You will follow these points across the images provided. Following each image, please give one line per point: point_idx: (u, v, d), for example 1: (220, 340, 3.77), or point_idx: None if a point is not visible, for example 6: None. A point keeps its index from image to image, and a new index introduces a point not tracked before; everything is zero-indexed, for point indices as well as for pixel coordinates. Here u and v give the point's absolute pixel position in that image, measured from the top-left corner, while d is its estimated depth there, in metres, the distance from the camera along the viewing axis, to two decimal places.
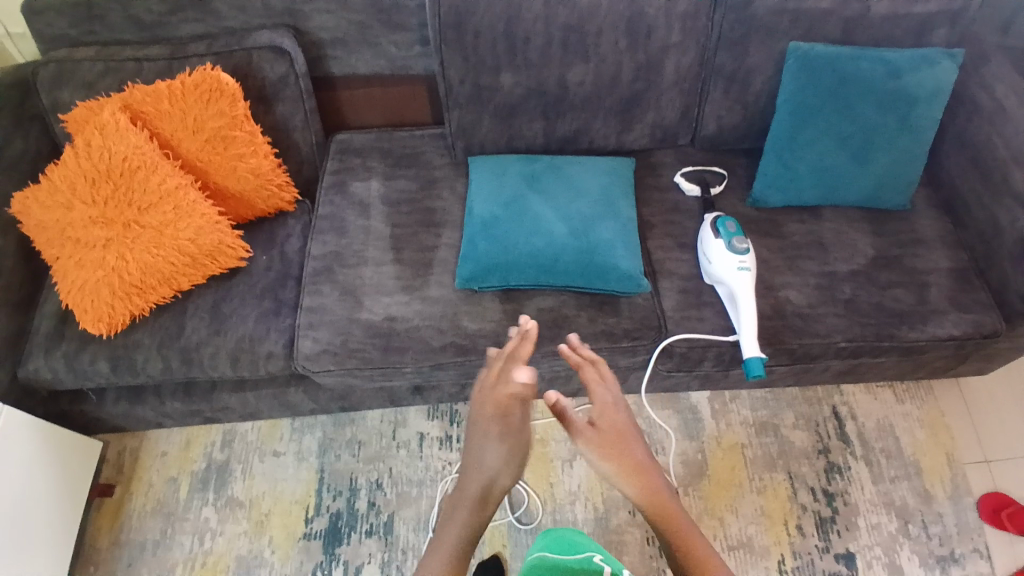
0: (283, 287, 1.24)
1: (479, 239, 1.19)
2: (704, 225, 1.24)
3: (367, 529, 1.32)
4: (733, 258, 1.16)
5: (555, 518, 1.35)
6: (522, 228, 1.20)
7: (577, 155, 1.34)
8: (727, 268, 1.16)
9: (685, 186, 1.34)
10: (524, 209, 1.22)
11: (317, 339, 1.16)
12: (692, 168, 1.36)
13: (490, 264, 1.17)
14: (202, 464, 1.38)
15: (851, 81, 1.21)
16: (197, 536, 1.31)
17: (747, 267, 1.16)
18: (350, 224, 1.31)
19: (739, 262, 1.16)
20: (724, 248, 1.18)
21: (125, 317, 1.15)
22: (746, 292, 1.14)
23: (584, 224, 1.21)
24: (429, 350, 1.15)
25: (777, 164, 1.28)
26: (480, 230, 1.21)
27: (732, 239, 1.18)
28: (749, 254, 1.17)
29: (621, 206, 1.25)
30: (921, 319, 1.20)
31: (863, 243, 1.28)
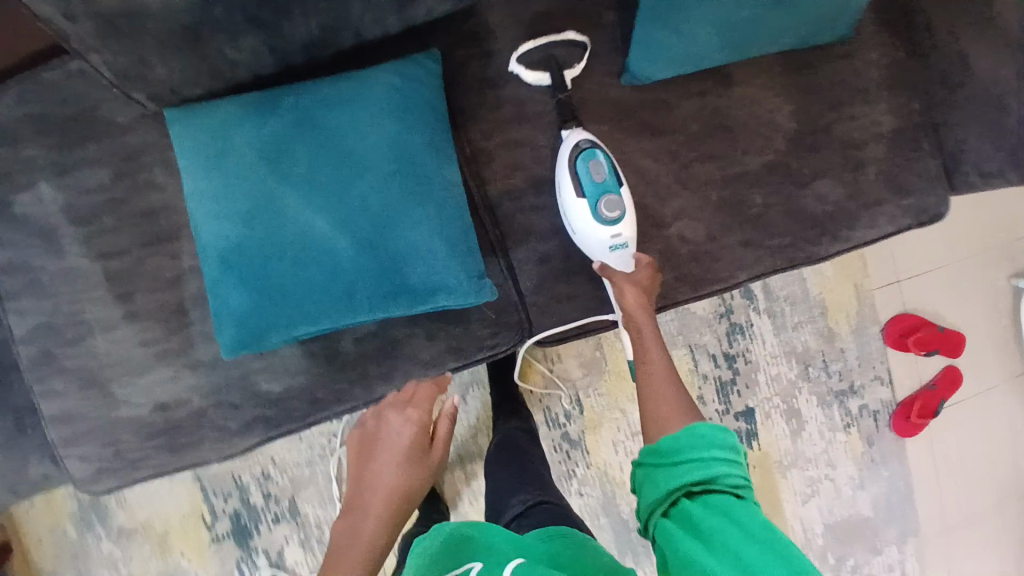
0: (6, 390, 0.92)
1: (231, 290, 0.79)
2: (564, 162, 0.84)
3: (273, 517, 1.28)
4: (604, 232, 0.82)
5: (460, 453, 1.25)
6: (289, 256, 0.79)
7: (335, 77, 0.81)
8: (595, 245, 0.83)
9: (530, 79, 0.88)
10: (283, 222, 0.78)
11: (82, 457, 0.89)
12: (534, 45, 0.87)
13: (261, 325, 0.80)
14: (73, 507, 1.27)
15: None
16: (111, 568, 1.27)
17: (622, 242, 0.82)
18: (44, 273, 0.88)
19: (612, 238, 0.82)
20: (591, 216, 0.81)
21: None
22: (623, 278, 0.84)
23: (382, 225, 0.79)
24: (233, 435, 0.89)
25: (663, 26, 0.82)
26: (227, 274, 0.79)
27: (600, 201, 0.81)
28: (625, 221, 0.82)
29: (429, 170, 0.81)
30: (847, 220, 0.93)
31: (780, 114, 0.92)
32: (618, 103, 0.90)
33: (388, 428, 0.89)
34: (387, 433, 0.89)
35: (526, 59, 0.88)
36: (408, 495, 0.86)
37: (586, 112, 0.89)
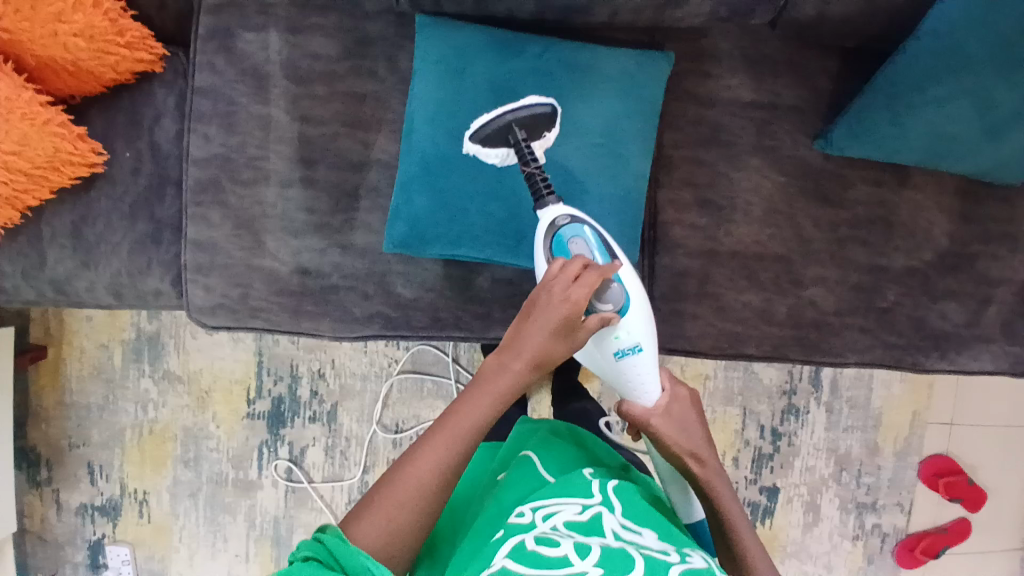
0: (160, 200, 0.95)
1: (418, 191, 0.85)
2: (542, 250, 0.78)
3: (310, 415, 1.32)
4: (605, 334, 0.75)
5: None
6: (480, 182, 0.85)
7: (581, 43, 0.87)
8: (600, 353, 0.76)
9: (489, 160, 0.85)
10: (488, 151, 0.85)
11: (208, 288, 0.93)
12: (488, 121, 0.85)
13: (430, 231, 0.86)
14: (132, 334, 1.30)
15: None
16: (140, 405, 1.31)
17: (627, 343, 0.75)
18: (240, 112, 0.92)
19: (617, 336, 0.74)
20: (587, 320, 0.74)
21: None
22: (645, 379, 0.75)
23: (572, 188, 0.85)
24: (351, 321, 0.94)
25: (882, 117, 0.88)
26: (421, 177, 0.85)
27: (592, 296, 0.73)
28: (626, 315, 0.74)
29: (628, 157, 0.87)
30: (958, 346, 1.00)
31: (939, 230, 0.98)
32: (802, 162, 0.95)
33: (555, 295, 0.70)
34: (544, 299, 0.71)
35: (483, 136, 0.84)
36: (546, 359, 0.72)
37: (770, 159, 0.95)
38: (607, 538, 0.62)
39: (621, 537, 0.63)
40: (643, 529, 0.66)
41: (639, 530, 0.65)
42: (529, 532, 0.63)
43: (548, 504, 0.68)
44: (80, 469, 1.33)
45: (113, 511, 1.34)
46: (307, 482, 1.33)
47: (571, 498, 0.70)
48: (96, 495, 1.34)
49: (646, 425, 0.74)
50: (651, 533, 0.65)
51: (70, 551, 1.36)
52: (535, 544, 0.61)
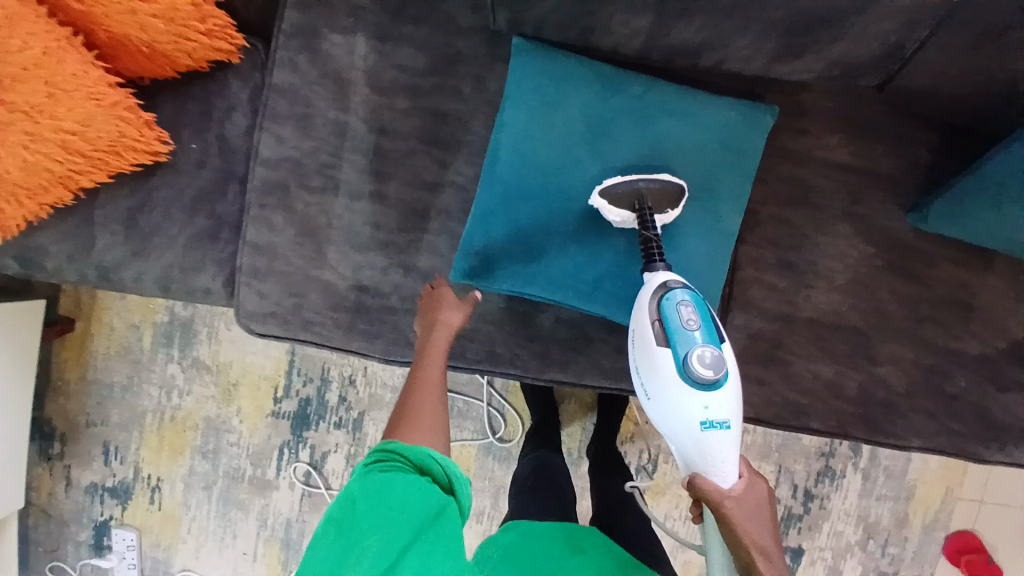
0: (221, 197, 0.91)
1: (498, 220, 0.82)
2: (645, 308, 0.74)
3: (335, 421, 1.29)
4: (695, 403, 0.71)
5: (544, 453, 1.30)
6: (563, 222, 0.82)
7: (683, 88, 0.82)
8: (683, 424, 0.72)
9: (609, 215, 0.79)
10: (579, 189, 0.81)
11: (262, 294, 0.90)
12: (620, 182, 0.78)
13: (504, 265, 0.83)
14: (164, 318, 1.26)
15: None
16: (165, 390, 1.28)
17: (716, 419, 0.71)
18: (317, 116, 0.88)
19: (705, 407, 0.71)
20: (681, 384, 0.71)
21: (18, 222, 0.83)
22: (724, 458, 0.71)
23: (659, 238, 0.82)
24: (406, 345, 0.90)
25: (983, 204, 0.83)
26: (501, 210, 0.82)
27: (690, 359, 0.70)
28: (723, 389, 0.71)
29: (719, 213, 0.83)
30: (1021, 441, 0.95)
31: (1020, 321, 0.93)
32: (890, 235, 0.91)
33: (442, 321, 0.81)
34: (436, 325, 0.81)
35: (611, 196, 0.78)
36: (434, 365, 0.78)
37: (860, 228, 0.91)
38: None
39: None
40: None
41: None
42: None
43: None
44: (94, 448, 1.30)
45: (124, 495, 1.31)
46: (324, 488, 1.30)
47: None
48: (108, 476, 1.31)
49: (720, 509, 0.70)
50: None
51: (73, 530, 1.33)
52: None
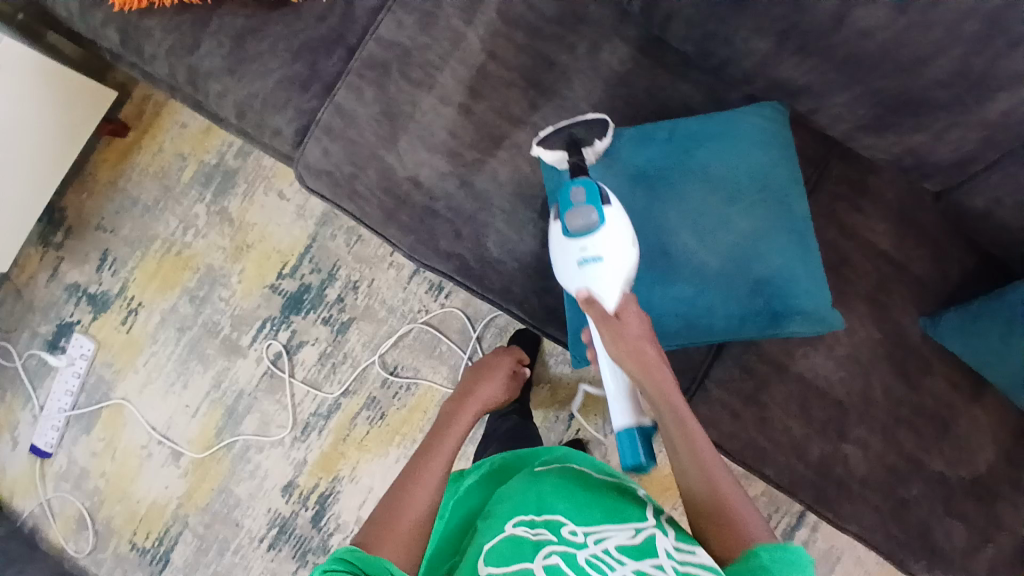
0: (327, 55, 0.96)
1: None
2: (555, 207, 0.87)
3: (324, 316, 1.31)
4: (573, 248, 0.80)
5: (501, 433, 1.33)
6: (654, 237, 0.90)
7: (703, 115, 0.93)
8: (567, 269, 0.81)
9: (549, 161, 0.88)
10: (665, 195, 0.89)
11: (326, 152, 0.94)
12: (551, 130, 0.91)
13: None
14: (212, 160, 1.30)
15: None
16: (182, 225, 1.31)
17: (591, 255, 0.79)
18: (440, 20, 0.94)
19: (580, 251, 0.80)
20: (563, 235, 0.81)
21: (146, 0, 0.93)
22: (603, 289, 0.80)
23: (738, 250, 0.89)
24: (432, 249, 0.94)
25: (996, 328, 0.88)
26: None
27: (569, 216, 0.80)
28: (602, 232, 0.80)
29: (795, 205, 0.90)
30: (953, 571, 0.97)
31: (989, 457, 0.96)
32: (901, 331, 0.96)
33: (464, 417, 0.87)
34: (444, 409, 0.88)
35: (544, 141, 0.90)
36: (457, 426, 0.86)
37: (876, 314, 0.95)
38: (661, 558, 0.60)
39: (675, 558, 0.60)
40: (695, 546, 0.63)
41: (693, 551, 0.62)
42: (581, 549, 0.62)
43: (601, 529, 0.65)
44: (95, 252, 1.33)
45: (101, 305, 1.33)
46: (288, 374, 1.31)
47: (625, 520, 0.68)
48: (94, 282, 1.33)
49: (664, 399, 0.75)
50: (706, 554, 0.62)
51: (39, 320, 1.35)
52: (583, 565, 0.59)
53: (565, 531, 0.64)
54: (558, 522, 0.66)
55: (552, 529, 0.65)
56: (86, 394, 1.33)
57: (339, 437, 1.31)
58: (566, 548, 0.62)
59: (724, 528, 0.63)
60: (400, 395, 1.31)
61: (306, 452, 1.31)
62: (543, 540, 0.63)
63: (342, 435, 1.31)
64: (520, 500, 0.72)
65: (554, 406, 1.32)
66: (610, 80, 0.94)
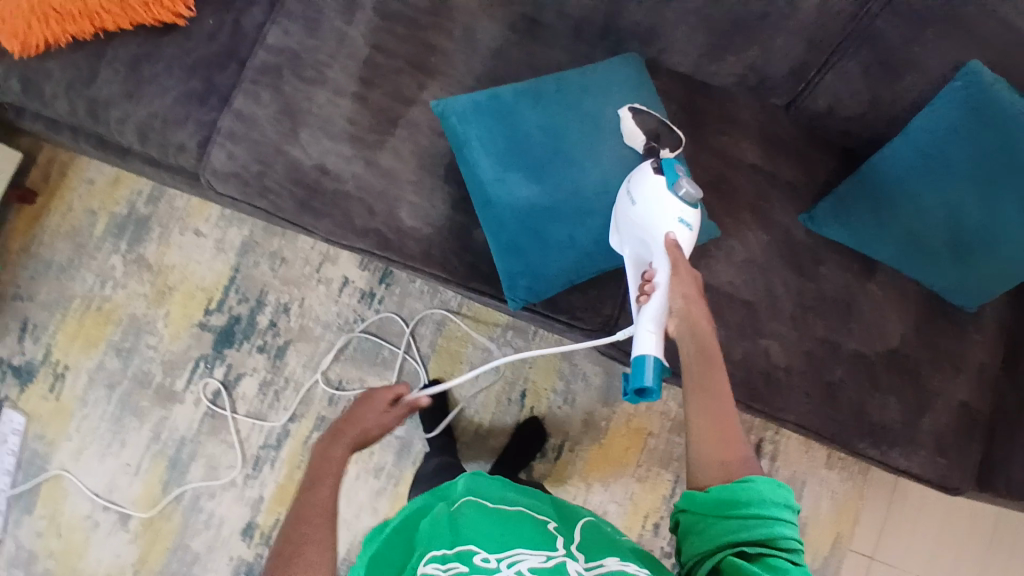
0: (221, 70, 1.01)
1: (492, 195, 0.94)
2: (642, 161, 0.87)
3: (259, 344, 1.30)
4: (673, 206, 0.80)
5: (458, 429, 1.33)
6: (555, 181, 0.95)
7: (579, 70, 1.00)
8: (656, 211, 0.81)
9: (625, 128, 0.92)
10: (556, 137, 0.95)
11: (232, 156, 0.98)
12: (643, 110, 0.92)
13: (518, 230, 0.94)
14: (123, 211, 1.32)
15: (1010, 160, 0.87)
16: (100, 279, 1.30)
17: (687, 222, 0.80)
18: (324, 23, 1.02)
19: (682, 211, 0.80)
20: (660, 182, 0.81)
21: (41, 42, 0.96)
22: (682, 244, 0.80)
23: None
24: (349, 228, 0.98)
25: (862, 202, 0.99)
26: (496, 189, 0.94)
27: (681, 176, 0.81)
28: (698, 212, 0.81)
29: None
30: (890, 441, 1.03)
31: (894, 329, 1.05)
32: (788, 230, 1.05)
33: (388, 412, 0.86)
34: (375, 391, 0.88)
35: (633, 111, 0.92)
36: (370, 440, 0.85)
37: (760, 219, 1.05)
38: None
39: None
40: (603, 560, 0.62)
41: (604, 566, 0.61)
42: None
43: (514, 550, 0.61)
44: (12, 323, 1.30)
45: (25, 377, 1.28)
46: (229, 411, 1.28)
47: (538, 549, 0.63)
48: (16, 353, 1.29)
49: (710, 363, 0.75)
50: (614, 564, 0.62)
51: None
52: None
53: (476, 558, 0.60)
54: (469, 552, 0.61)
55: (464, 559, 0.60)
56: (20, 472, 1.26)
57: (293, 466, 1.28)
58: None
59: (729, 468, 0.68)
60: None
61: (261, 489, 1.26)
62: None
63: (295, 464, 1.28)
64: (430, 531, 0.68)
65: (504, 389, 1.34)
66: (487, 55, 1.04)
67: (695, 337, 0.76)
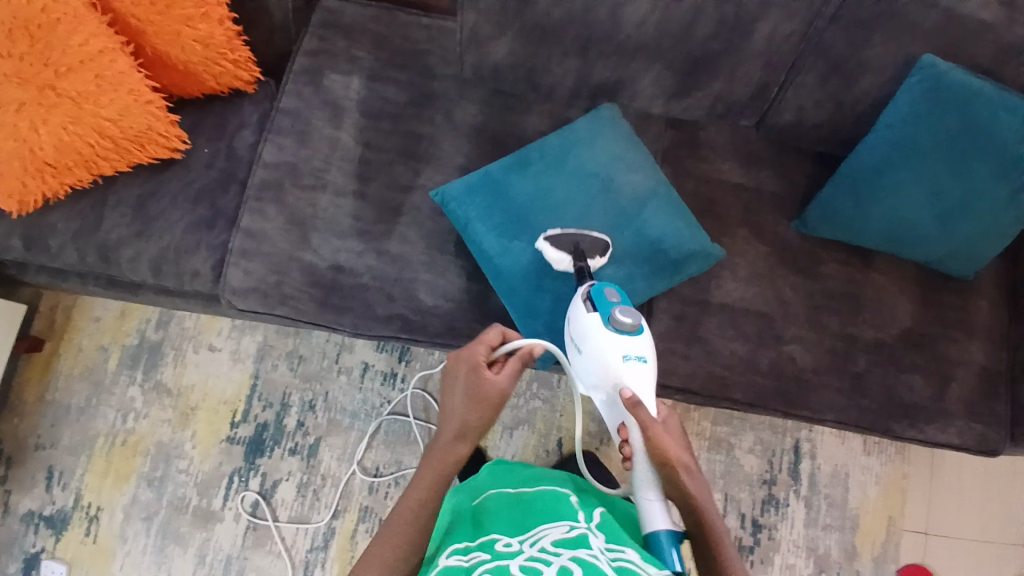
0: (223, 192, 1.05)
1: (500, 262, 1.00)
2: (576, 299, 0.90)
3: (291, 447, 1.30)
4: (616, 351, 0.83)
5: None
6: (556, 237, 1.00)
7: (557, 131, 1.07)
8: (604, 360, 0.84)
9: (552, 258, 0.96)
10: (549, 197, 1.02)
11: (248, 272, 1.00)
12: (559, 233, 0.98)
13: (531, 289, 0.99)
14: (135, 341, 1.32)
15: (963, 140, 0.96)
16: (121, 413, 1.29)
17: (636, 357, 0.83)
18: (314, 131, 1.07)
19: (626, 349, 0.83)
20: (600, 327, 0.85)
21: (40, 196, 0.97)
22: (638, 386, 0.83)
23: (625, 223, 1.02)
24: (373, 318, 1.01)
25: (847, 198, 1.05)
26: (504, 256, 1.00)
27: (615, 312, 0.84)
28: (643, 338, 0.85)
29: (654, 175, 1.05)
30: (926, 418, 1.06)
31: (903, 311, 1.10)
32: (784, 238, 1.11)
33: (484, 377, 0.84)
34: (447, 368, 0.88)
35: (553, 240, 0.97)
36: (471, 426, 0.85)
37: (756, 233, 1.10)
38: (591, 550, 0.65)
39: (608, 554, 0.66)
40: (625, 547, 0.69)
41: (621, 549, 0.68)
42: (516, 558, 0.67)
43: (539, 534, 0.72)
44: (38, 472, 1.27)
45: (60, 524, 1.24)
46: (271, 520, 1.26)
47: (559, 522, 0.74)
48: (47, 503, 1.25)
49: (696, 504, 0.79)
50: (632, 551, 0.69)
51: None
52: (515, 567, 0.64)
53: (499, 545, 0.72)
54: (492, 542, 0.73)
55: (487, 548, 0.72)
56: None
57: (345, 563, 1.25)
58: (500, 561, 0.67)
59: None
60: (391, 493, 1.29)
61: None
62: (475, 563, 0.69)
63: (348, 560, 1.25)
64: (464, 530, 0.80)
65: (540, 442, 1.34)
66: (472, 132, 1.09)
67: (675, 487, 0.79)
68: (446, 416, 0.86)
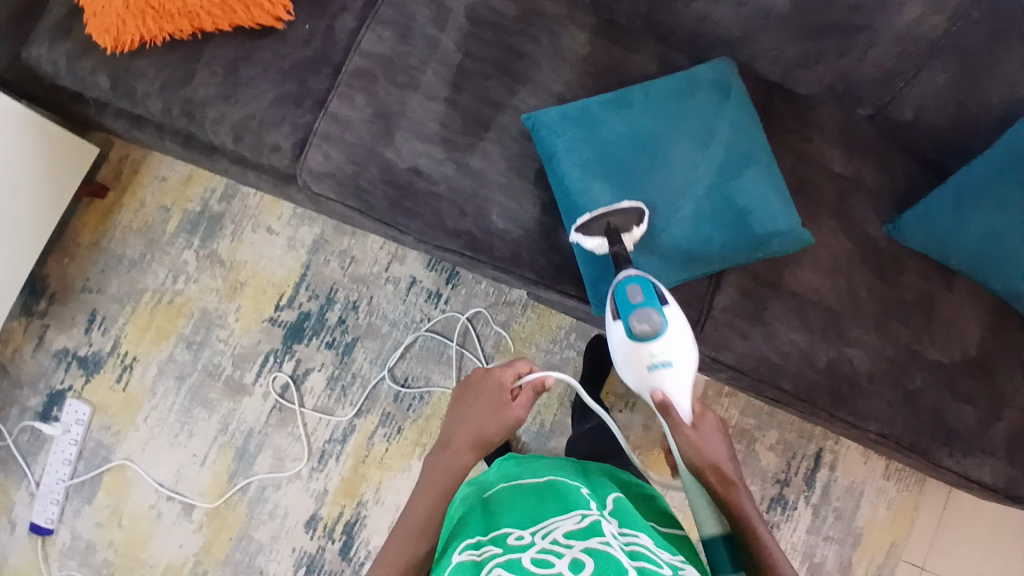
0: (315, 71, 1.03)
1: (579, 197, 0.96)
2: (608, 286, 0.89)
3: (328, 340, 1.32)
4: (643, 353, 0.83)
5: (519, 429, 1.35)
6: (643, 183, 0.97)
7: (670, 76, 1.02)
8: (630, 363, 0.84)
9: (588, 246, 0.93)
10: (645, 141, 0.98)
11: (327, 156, 1.00)
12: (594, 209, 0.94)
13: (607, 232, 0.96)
14: (196, 208, 1.34)
15: None
16: (172, 274, 1.32)
17: (663, 362, 0.82)
18: (416, 28, 1.04)
19: (653, 354, 0.83)
20: (625, 334, 0.85)
21: (133, 39, 0.99)
22: (672, 385, 0.83)
23: (717, 186, 0.98)
24: (441, 230, 1.00)
25: (948, 208, 0.99)
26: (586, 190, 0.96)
27: (635, 319, 0.83)
28: (667, 336, 0.83)
29: (760, 144, 1.00)
30: (966, 450, 1.03)
31: (972, 338, 1.05)
32: (870, 238, 1.06)
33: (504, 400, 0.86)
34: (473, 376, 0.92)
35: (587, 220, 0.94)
36: (485, 439, 0.85)
37: (843, 226, 1.06)
38: (608, 539, 0.57)
39: (620, 539, 0.58)
40: (639, 532, 0.61)
41: (635, 534, 0.61)
42: (527, 550, 0.58)
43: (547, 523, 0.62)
44: (80, 314, 1.31)
45: (92, 367, 1.30)
46: (298, 406, 1.30)
47: (570, 511, 0.65)
48: (83, 345, 1.31)
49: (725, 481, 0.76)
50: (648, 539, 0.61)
51: (25, 394, 1.30)
52: (529, 561, 0.55)
53: (510, 539, 0.62)
54: (503, 535, 0.63)
55: (498, 542, 0.62)
56: (84, 462, 1.28)
57: (358, 460, 1.29)
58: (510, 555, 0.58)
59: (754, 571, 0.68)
60: (414, 406, 1.31)
61: (326, 481, 1.28)
62: (487, 557, 0.60)
63: (361, 457, 1.29)
64: (466, 522, 0.70)
65: (565, 390, 1.36)
66: (574, 60, 1.05)
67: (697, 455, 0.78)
68: (456, 424, 0.86)
